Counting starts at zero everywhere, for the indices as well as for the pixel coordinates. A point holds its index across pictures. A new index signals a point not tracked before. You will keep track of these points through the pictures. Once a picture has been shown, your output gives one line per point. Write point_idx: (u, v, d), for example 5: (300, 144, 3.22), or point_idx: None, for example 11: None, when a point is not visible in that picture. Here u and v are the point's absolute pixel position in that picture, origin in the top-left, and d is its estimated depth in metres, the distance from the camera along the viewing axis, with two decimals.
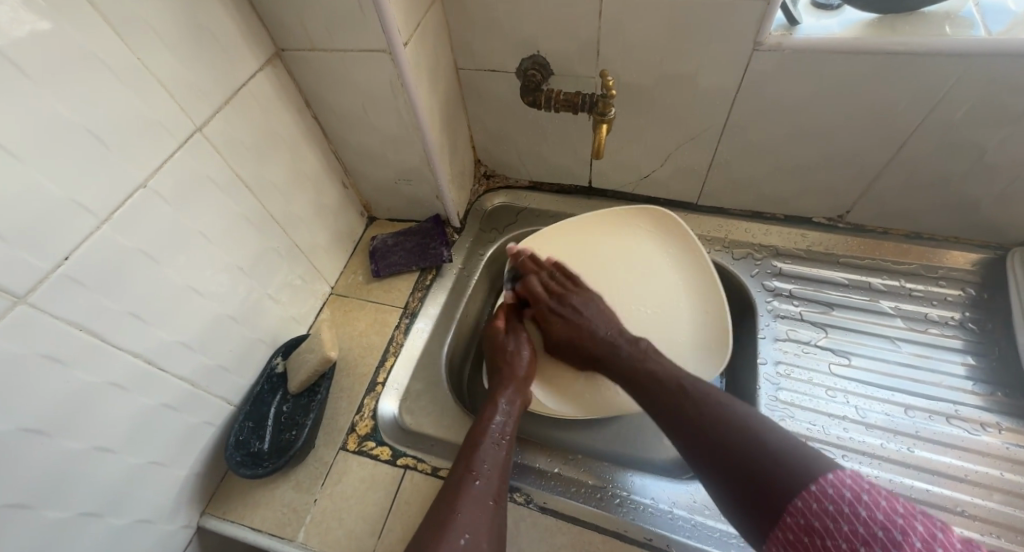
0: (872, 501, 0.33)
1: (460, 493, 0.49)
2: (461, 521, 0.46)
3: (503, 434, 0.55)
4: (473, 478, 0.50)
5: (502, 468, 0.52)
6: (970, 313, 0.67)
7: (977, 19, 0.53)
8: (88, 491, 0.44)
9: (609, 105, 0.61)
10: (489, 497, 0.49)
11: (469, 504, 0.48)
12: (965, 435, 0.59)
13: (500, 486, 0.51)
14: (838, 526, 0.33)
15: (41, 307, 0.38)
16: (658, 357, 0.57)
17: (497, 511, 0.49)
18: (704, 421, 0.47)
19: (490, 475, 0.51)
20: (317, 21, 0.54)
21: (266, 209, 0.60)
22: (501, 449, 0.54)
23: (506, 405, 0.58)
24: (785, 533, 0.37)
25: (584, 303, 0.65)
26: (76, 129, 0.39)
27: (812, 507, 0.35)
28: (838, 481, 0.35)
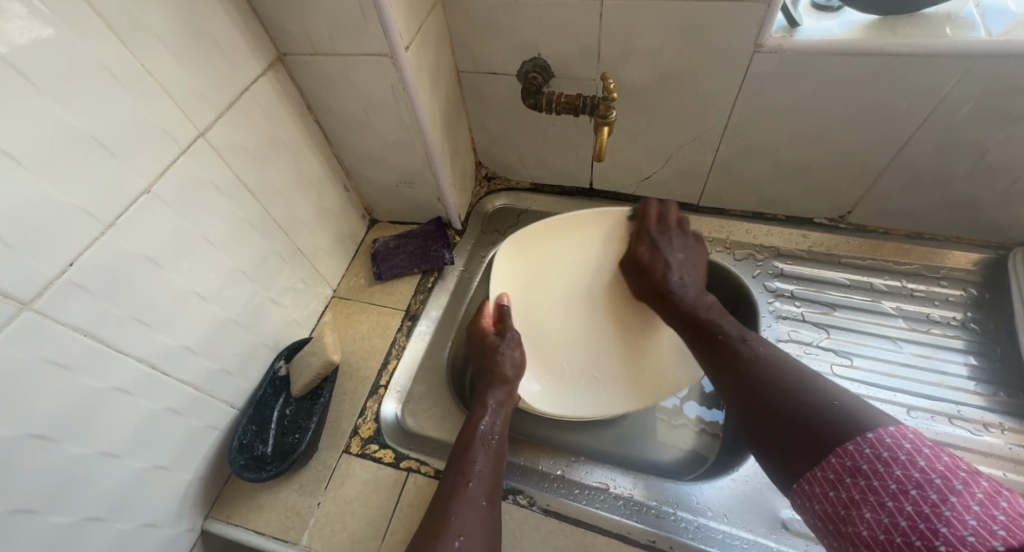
0: (921, 454, 0.34)
1: (454, 496, 0.49)
2: (456, 525, 0.46)
3: (494, 435, 0.55)
4: (466, 481, 0.50)
5: (496, 468, 0.53)
6: (971, 313, 0.67)
7: (978, 20, 0.53)
8: (93, 496, 0.44)
9: (610, 107, 0.61)
10: (484, 497, 0.49)
11: (465, 507, 0.48)
12: (967, 436, 0.59)
13: (493, 487, 0.51)
14: (890, 470, 0.34)
15: (46, 313, 0.38)
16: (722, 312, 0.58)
17: (492, 511, 0.49)
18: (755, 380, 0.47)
19: (485, 475, 0.51)
20: (319, 26, 0.54)
21: (269, 213, 0.60)
22: (493, 450, 0.54)
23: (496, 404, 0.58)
24: (825, 473, 0.38)
25: (680, 245, 0.67)
26: (81, 135, 0.39)
27: (863, 450, 0.36)
28: (897, 433, 0.36)
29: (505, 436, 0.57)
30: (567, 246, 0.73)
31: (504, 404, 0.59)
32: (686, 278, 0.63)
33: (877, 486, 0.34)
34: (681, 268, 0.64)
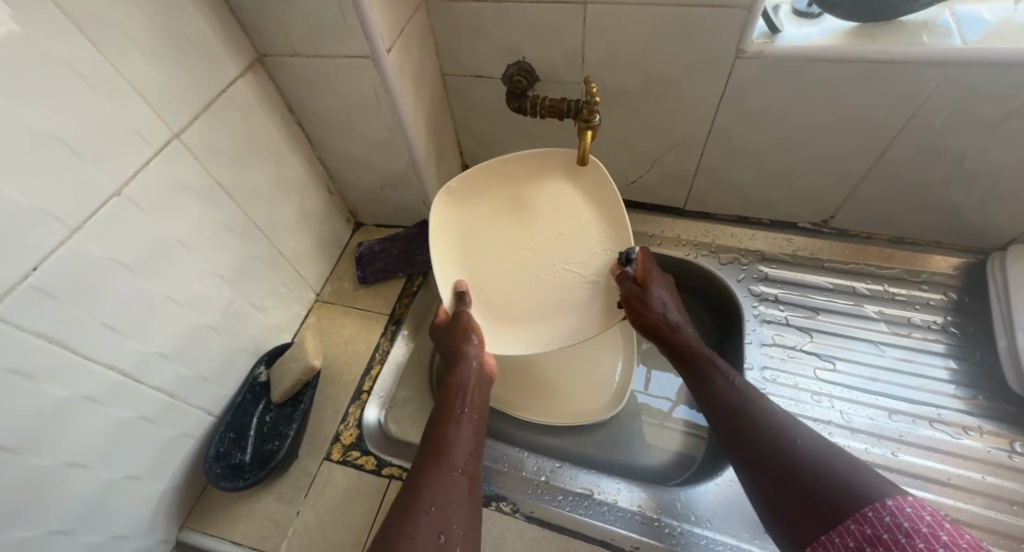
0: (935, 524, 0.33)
1: (429, 467, 0.48)
2: (430, 496, 0.45)
3: (466, 410, 0.55)
4: (441, 453, 0.49)
5: (472, 444, 0.52)
6: (951, 317, 0.68)
7: (954, 28, 0.53)
8: (60, 509, 0.42)
9: (593, 111, 0.60)
10: (459, 471, 0.48)
11: (437, 480, 0.46)
12: (947, 439, 0.60)
13: (472, 462, 0.50)
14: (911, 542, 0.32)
15: (7, 320, 0.37)
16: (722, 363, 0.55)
17: (470, 485, 0.48)
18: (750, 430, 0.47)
19: (461, 449, 0.50)
20: (299, 27, 0.53)
21: (248, 216, 0.59)
22: (466, 425, 0.53)
23: (469, 375, 0.57)
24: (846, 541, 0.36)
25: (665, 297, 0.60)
26: (46, 137, 0.38)
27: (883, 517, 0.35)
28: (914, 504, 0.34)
29: (479, 412, 0.56)
30: (459, 221, 0.65)
31: (479, 378, 0.58)
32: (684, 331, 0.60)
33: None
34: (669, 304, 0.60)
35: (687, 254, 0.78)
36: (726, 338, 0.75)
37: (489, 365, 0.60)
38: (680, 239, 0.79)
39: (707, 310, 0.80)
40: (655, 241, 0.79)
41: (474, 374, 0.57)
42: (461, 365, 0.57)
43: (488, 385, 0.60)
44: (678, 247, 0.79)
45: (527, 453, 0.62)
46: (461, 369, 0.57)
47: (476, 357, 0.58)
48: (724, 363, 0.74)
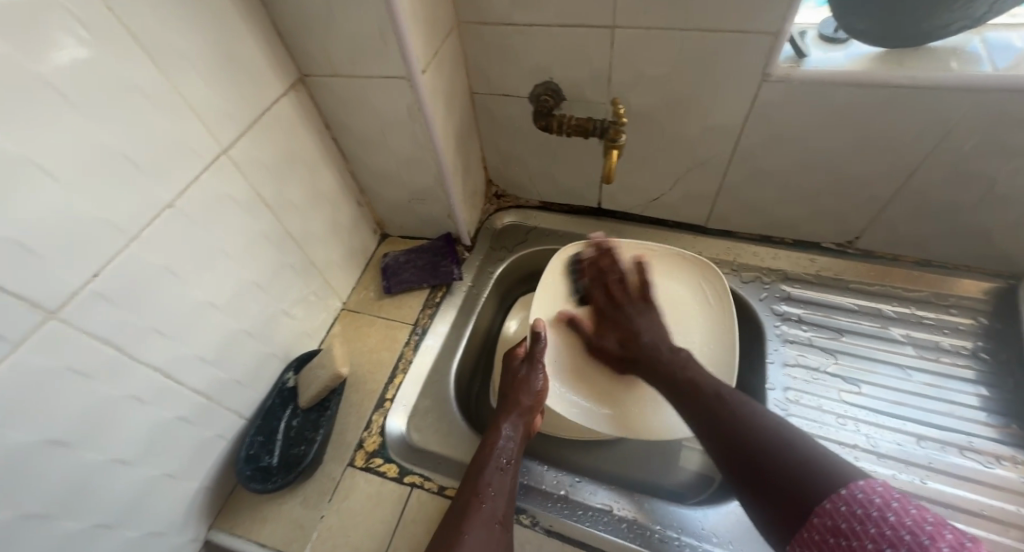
0: (901, 509, 0.34)
1: (467, 514, 0.50)
2: (468, 542, 0.47)
3: (509, 458, 0.56)
4: (480, 501, 0.51)
5: (510, 494, 0.53)
6: (981, 342, 0.67)
7: (982, 55, 0.54)
8: (104, 503, 0.44)
9: (620, 132, 0.63)
10: (496, 521, 0.50)
11: (478, 527, 0.49)
12: (979, 468, 0.58)
13: (506, 511, 0.51)
14: (865, 528, 0.34)
15: (70, 321, 0.39)
16: (698, 368, 0.57)
17: (503, 535, 0.49)
18: (723, 423, 0.49)
19: (499, 498, 0.52)
20: (340, 48, 0.56)
21: (284, 227, 0.62)
22: (507, 473, 0.54)
23: (514, 429, 0.58)
24: (811, 533, 0.37)
25: (640, 315, 0.65)
26: (111, 152, 0.41)
27: (839, 508, 0.36)
28: (868, 486, 0.36)
29: (518, 461, 0.57)
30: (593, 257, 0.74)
31: (523, 433, 0.59)
32: (644, 319, 0.65)
33: (855, 547, 0.34)
34: (654, 331, 0.63)
35: None
36: (746, 356, 0.75)
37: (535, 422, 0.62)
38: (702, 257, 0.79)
39: None
40: None
41: (518, 432, 0.58)
42: (509, 417, 0.59)
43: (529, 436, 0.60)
44: None
45: (547, 466, 0.62)
46: (506, 423, 0.58)
47: (520, 417, 0.59)
48: (745, 382, 0.73)
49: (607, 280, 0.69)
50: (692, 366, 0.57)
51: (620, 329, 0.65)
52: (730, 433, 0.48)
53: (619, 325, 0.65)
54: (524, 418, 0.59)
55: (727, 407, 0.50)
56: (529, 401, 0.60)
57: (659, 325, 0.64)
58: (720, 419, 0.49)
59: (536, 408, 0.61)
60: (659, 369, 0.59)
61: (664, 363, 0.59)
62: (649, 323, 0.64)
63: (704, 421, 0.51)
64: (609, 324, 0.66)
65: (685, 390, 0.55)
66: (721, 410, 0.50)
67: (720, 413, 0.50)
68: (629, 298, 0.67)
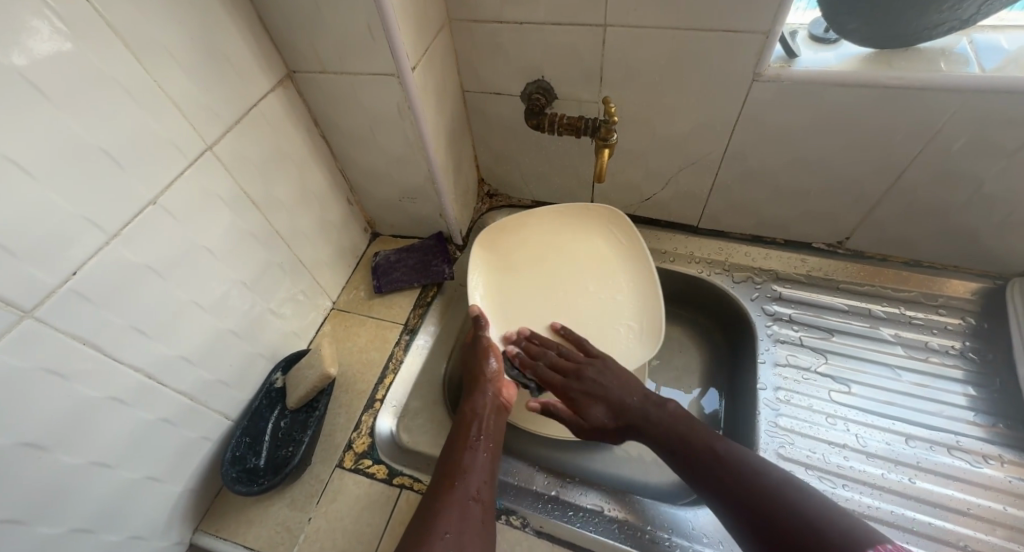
0: None
1: (442, 494, 0.50)
2: (442, 521, 0.47)
3: (481, 435, 0.56)
4: (454, 481, 0.51)
5: (487, 471, 0.53)
6: (969, 342, 0.67)
7: (971, 56, 0.54)
8: (84, 506, 0.44)
9: (611, 130, 0.62)
10: (472, 497, 0.50)
11: (452, 505, 0.49)
12: (967, 467, 0.59)
13: (483, 488, 0.52)
14: None
15: (47, 320, 0.38)
16: (690, 419, 0.57)
17: (482, 512, 0.49)
18: (728, 482, 0.50)
19: (473, 474, 0.52)
20: (329, 45, 0.56)
21: (271, 224, 0.61)
22: (481, 452, 0.55)
23: (484, 403, 0.59)
24: None
25: (599, 375, 0.62)
26: (91, 148, 0.40)
27: None
28: None
29: (494, 438, 0.57)
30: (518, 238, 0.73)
31: (495, 406, 0.60)
32: (597, 373, 0.62)
33: None
34: (621, 384, 0.61)
35: (700, 272, 0.78)
36: (737, 356, 0.75)
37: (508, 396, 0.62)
38: (693, 257, 0.79)
39: (718, 328, 0.80)
40: (668, 258, 0.79)
41: (489, 406, 0.59)
42: (478, 394, 0.59)
43: (502, 414, 0.61)
44: (691, 264, 0.79)
45: (538, 467, 0.61)
46: (477, 399, 0.59)
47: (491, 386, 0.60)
48: (736, 382, 0.73)
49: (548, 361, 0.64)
50: (684, 417, 0.57)
51: (593, 402, 0.61)
52: (732, 487, 0.49)
53: (588, 397, 0.61)
54: (494, 391, 0.60)
55: (716, 457, 0.52)
56: (491, 371, 0.61)
57: (619, 378, 0.62)
58: (725, 482, 0.50)
59: (497, 381, 0.61)
60: (652, 431, 0.58)
61: (657, 425, 0.57)
62: (610, 382, 0.62)
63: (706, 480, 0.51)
64: (580, 397, 0.61)
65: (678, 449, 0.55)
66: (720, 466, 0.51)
67: (722, 472, 0.50)
68: (585, 361, 0.64)
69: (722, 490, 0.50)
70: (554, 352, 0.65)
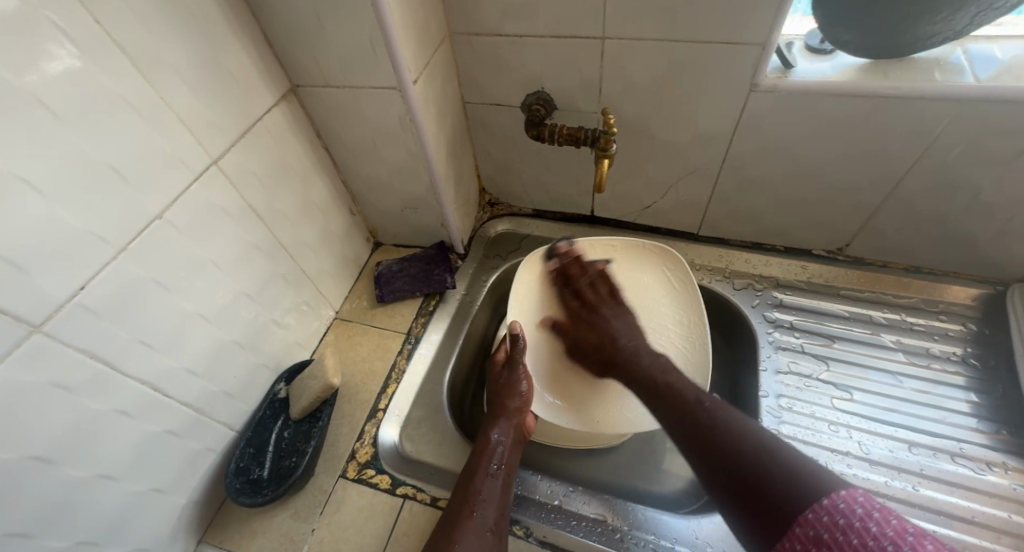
0: (881, 519, 0.34)
1: (458, 523, 0.49)
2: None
3: (500, 464, 0.56)
4: (471, 510, 0.51)
5: (504, 500, 0.53)
6: (971, 348, 0.67)
7: (966, 66, 0.55)
8: (89, 519, 0.44)
9: (610, 141, 0.63)
10: (489, 528, 0.50)
11: (469, 535, 0.48)
12: (970, 475, 0.58)
13: (499, 518, 0.51)
14: (848, 538, 0.34)
15: (54, 336, 0.39)
16: (678, 374, 0.56)
17: (497, 543, 0.49)
18: (698, 426, 0.49)
19: (490, 505, 0.52)
20: (331, 59, 0.56)
21: (275, 236, 0.62)
22: (498, 480, 0.54)
23: (505, 432, 0.59)
24: (795, 544, 0.37)
25: (616, 317, 0.66)
26: (98, 164, 0.40)
27: (822, 517, 0.36)
28: (849, 497, 0.37)
29: (511, 466, 0.57)
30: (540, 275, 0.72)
31: (515, 434, 0.59)
32: (618, 316, 0.66)
33: None
34: (630, 333, 0.64)
35: (701, 279, 0.78)
36: (739, 363, 0.75)
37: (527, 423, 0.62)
38: (694, 264, 0.80)
39: (720, 335, 0.80)
40: None
41: (509, 435, 0.58)
42: (499, 423, 0.59)
43: (521, 444, 0.60)
44: (692, 271, 0.79)
45: (541, 476, 0.62)
46: (498, 428, 0.59)
47: (510, 418, 0.59)
48: (737, 389, 0.73)
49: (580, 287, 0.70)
50: (673, 372, 0.56)
51: (597, 334, 0.64)
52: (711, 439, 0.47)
53: (597, 329, 0.65)
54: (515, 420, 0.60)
55: (704, 412, 0.49)
56: (515, 402, 0.61)
57: (631, 328, 0.64)
58: (696, 435, 0.48)
59: (523, 411, 0.61)
60: (638, 371, 0.59)
61: (644, 368, 0.58)
62: (624, 324, 0.65)
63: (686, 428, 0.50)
64: (585, 326, 0.66)
65: (665, 393, 0.54)
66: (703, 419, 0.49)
67: (693, 419, 0.49)
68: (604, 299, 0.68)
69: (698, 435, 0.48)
70: (586, 281, 0.70)
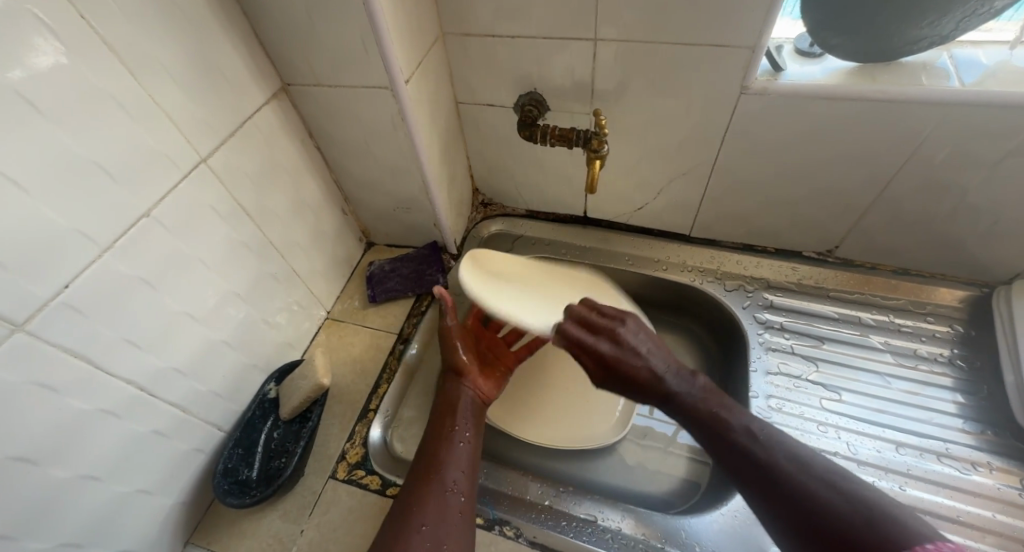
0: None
1: (419, 486, 0.51)
2: (420, 514, 0.48)
3: (462, 426, 0.57)
4: (432, 470, 0.52)
5: (466, 461, 0.54)
6: (957, 349, 0.68)
7: (952, 70, 0.55)
8: (72, 521, 0.43)
9: (602, 142, 0.63)
10: (448, 489, 0.51)
11: (428, 498, 0.49)
12: (956, 475, 0.59)
13: (462, 478, 0.52)
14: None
15: (38, 335, 0.38)
16: (720, 395, 0.53)
17: (460, 502, 0.50)
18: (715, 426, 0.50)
19: (452, 465, 0.53)
20: (322, 58, 0.56)
21: (266, 235, 0.61)
22: (461, 442, 0.55)
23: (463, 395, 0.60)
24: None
25: (639, 339, 0.57)
26: (84, 161, 0.40)
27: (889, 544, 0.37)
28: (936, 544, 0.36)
29: (474, 429, 0.58)
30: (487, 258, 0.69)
31: (472, 397, 0.61)
32: (630, 328, 0.57)
33: None
34: (656, 349, 0.56)
35: (693, 280, 0.78)
36: (730, 364, 0.75)
37: (488, 389, 0.63)
38: (685, 265, 0.80)
39: (711, 337, 0.80)
40: (660, 267, 0.80)
41: (468, 396, 0.60)
42: (456, 386, 0.61)
43: (481, 408, 0.61)
44: (684, 272, 0.79)
45: (531, 476, 0.62)
46: (455, 390, 0.60)
47: (467, 379, 0.61)
48: (728, 390, 0.74)
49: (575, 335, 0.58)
50: (717, 394, 0.53)
51: (632, 364, 0.55)
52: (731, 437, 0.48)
53: (628, 358, 0.55)
54: (470, 382, 0.62)
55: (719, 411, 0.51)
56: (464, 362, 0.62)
57: (653, 341, 0.57)
58: (727, 450, 0.48)
59: (473, 372, 0.62)
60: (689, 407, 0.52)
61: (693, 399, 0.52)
62: (648, 348, 0.56)
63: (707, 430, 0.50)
64: (619, 362, 0.55)
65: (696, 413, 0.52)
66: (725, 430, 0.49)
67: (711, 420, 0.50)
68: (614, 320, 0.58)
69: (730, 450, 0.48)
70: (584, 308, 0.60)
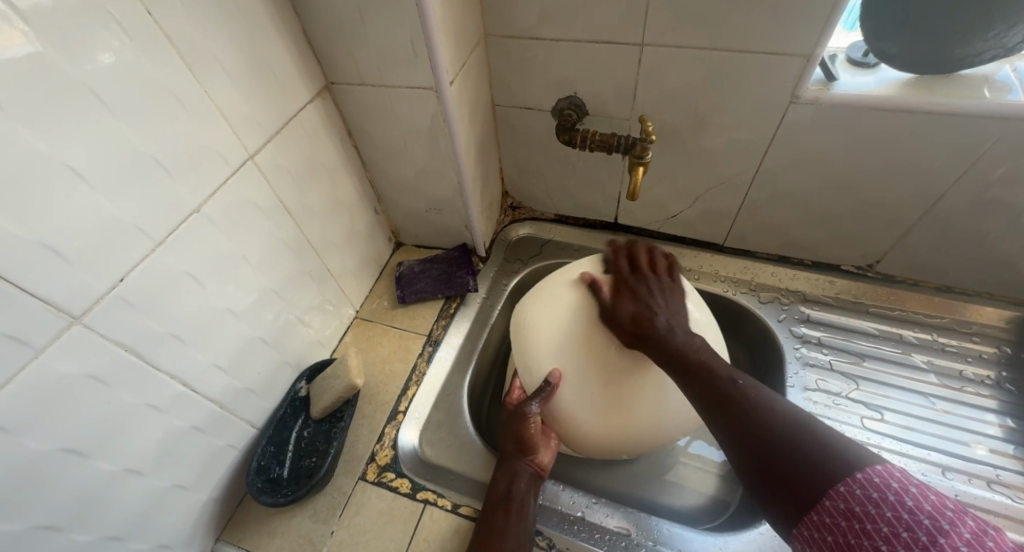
0: (913, 491, 0.33)
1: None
2: None
3: (521, 499, 0.54)
4: (490, 539, 0.50)
5: (524, 534, 0.51)
6: (1005, 372, 0.66)
7: (1015, 84, 0.54)
8: (114, 515, 0.43)
9: (646, 148, 0.62)
10: None
11: None
12: (1007, 503, 0.57)
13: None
14: (880, 511, 0.32)
15: (94, 327, 0.38)
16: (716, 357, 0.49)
17: None
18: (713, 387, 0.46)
19: (512, 537, 0.50)
20: (370, 58, 0.56)
21: (304, 234, 0.61)
22: (520, 516, 0.52)
23: (522, 467, 0.56)
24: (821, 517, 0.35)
25: (660, 291, 0.56)
26: (143, 157, 0.40)
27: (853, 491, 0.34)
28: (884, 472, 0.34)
29: (534, 502, 0.55)
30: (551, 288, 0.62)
31: (532, 472, 0.56)
32: (657, 291, 0.55)
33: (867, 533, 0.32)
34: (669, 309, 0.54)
35: (726, 290, 0.77)
36: (763, 378, 0.74)
37: (547, 460, 0.58)
38: (719, 275, 0.78)
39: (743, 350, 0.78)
40: (693, 276, 0.79)
41: (526, 474, 0.55)
42: (516, 456, 0.56)
43: (540, 483, 0.57)
44: (716, 282, 0.78)
45: (562, 485, 0.60)
46: (515, 459, 0.56)
47: (524, 454, 0.56)
48: None
49: (618, 258, 0.60)
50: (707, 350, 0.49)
51: (634, 303, 0.54)
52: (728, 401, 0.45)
53: (635, 299, 0.55)
54: (529, 457, 0.56)
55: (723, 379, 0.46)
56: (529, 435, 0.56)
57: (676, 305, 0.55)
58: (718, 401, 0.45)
59: (536, 446, 0.57)
60: (671, 351, 0.49)
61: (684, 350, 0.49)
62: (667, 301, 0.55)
63: (731, 430, 0.43)
64: (626, 294, 0.56)
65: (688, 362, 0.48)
66: (755, 417, 0.42)
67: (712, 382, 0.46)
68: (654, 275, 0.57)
69: (762, 461, 0.40)
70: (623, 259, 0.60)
